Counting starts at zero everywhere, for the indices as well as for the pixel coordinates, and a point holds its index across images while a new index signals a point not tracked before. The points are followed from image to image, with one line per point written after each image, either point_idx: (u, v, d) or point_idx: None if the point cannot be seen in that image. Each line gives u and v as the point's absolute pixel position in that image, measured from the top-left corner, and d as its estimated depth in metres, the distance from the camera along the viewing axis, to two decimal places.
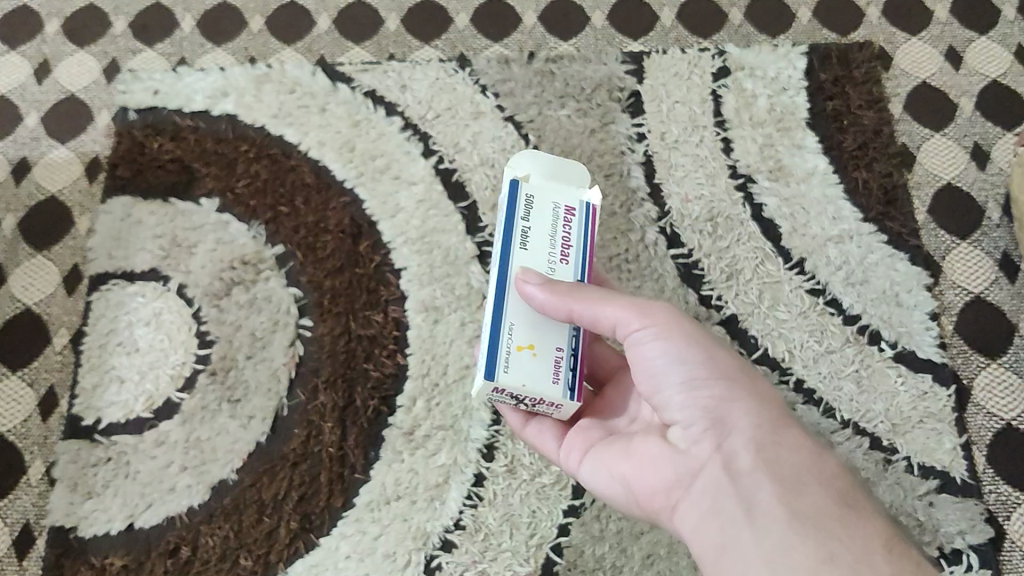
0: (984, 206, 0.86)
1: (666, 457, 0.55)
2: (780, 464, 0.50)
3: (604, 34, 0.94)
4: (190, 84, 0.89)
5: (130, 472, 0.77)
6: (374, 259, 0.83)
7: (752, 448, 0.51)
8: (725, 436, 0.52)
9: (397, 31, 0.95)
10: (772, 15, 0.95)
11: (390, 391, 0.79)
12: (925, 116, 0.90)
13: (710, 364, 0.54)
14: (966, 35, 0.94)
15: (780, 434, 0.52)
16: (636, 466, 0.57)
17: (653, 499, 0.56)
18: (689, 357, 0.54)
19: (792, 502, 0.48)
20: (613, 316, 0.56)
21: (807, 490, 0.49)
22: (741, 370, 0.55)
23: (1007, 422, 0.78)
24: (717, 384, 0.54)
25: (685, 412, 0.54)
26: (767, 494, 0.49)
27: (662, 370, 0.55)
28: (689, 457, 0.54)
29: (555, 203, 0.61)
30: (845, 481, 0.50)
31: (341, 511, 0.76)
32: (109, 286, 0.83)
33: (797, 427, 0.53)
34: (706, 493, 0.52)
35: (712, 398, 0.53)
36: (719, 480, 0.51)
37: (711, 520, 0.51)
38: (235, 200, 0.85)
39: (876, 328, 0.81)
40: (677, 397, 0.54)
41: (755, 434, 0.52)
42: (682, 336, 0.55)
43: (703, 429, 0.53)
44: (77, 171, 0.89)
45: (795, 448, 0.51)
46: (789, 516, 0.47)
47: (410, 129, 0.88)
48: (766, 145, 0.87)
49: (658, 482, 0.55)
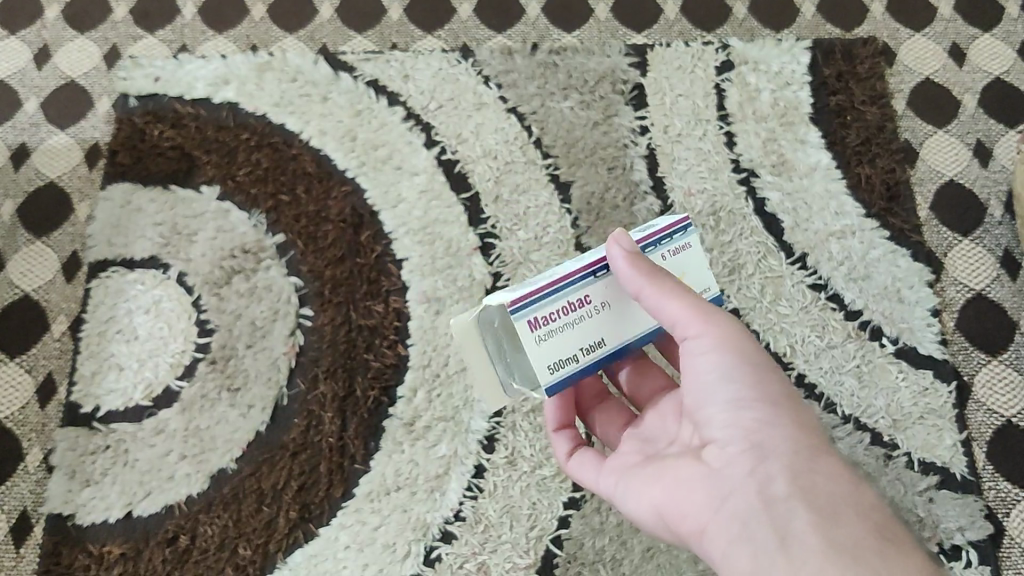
0: (985, 203, 0.86)
1: (698, 477, 0.54)
2: (818, 494, 0.49)
3: (608, 27, 0.94)
4: (191, 72, 0.89)
5: (129, 460, 0.77)
6: (375, 249, 0.82)
7: (792, 475, 0.50)
8: (764, 460, 0.51)
9: (401, 21, 0.94)
10: (776, 9, 0.95)
11: (390, 381, 0.79)
12: (928, 113, 0.90)
13: (757, 386, 0.53)
14: (969, 32, 0.93)
15: (818, 462, 0.51)
16: (665, 488, 0.55)
17: (680, 521, 0.54)
18: (738, 377, 0.53)
19: (829, 533, 0.47)
20: (672, 313, 0.54)
21: (844, 522, 0.47)
22: (788, 396, 0.54)
23: (1008, 419, 0.78)
24: (761, 407, 0.53)
25: (726, 430, 0.53)
26: (803, 524, 0.48)
27: (711, 385, 0.54)
28: (723, 477, 0.52)
29: (534, 337, 0.55)
30: (883, 515, 0.49)
31: (341, 501, 0.76)
32: (109, 273, 0.82)
33: (835, 456, 0.52)
34: (737, 516, 0.50)
35: (758, 420, 0.52)
36: (754, 505, 0.50)
37: (741, 544, 0.49)
38: (236, 188, 0.85)
39: (877, 324, 0.80)
40: (721, 414, 0.53)
41: (793, 461, 0.51)
42: (738, 351, 0.54)
43: (742, 449, 0.52)
44: (77, 158, 0.89)
45: (833, 479, 0.50)
46: (826, 547, 0.46)
47: (412, 119, 0.87)
48: (769, 139, 0.87)
49: (687, 503, 0.54)
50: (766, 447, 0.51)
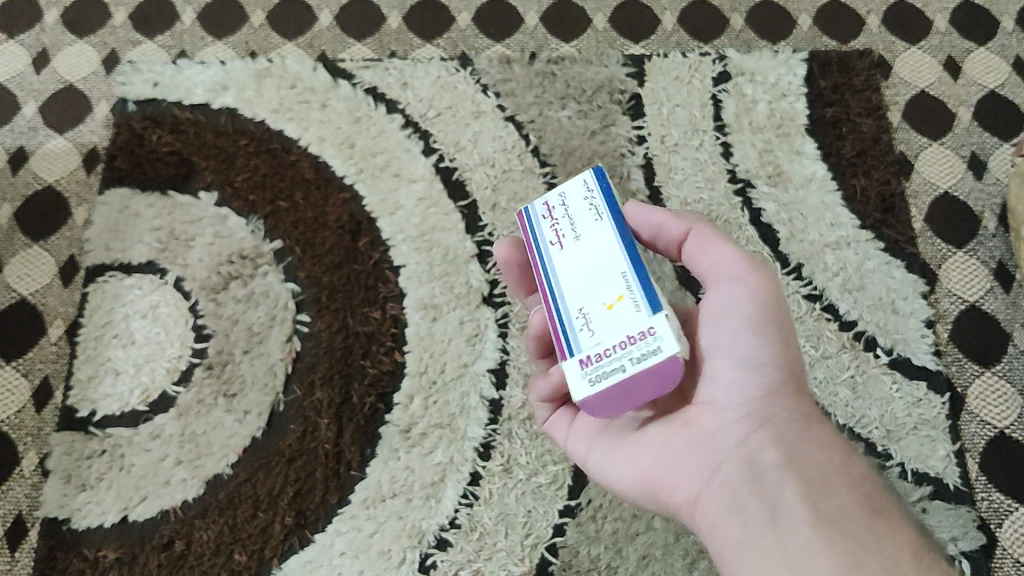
0: (980, 215, 0.87)
1: (691, 444, 0.54)
2: (810, 466, 0.50)
3: (606, 37, 0.95)
4: (190, 77, 0.89)
5: (125, 464, 0.77)
6: (373, 255, 0.83)
7: (784, 447, 0.51)
8: (760, 429, 0.52)
9: (400, 29, 0.95)
10: (773, 21, 0.95)
11: (387, 388, 0.79)
12: (923, 125, 0.90)
13: (771, 349, 0.53)
14: (964, 45, 0.94)
15: (810, 435, 0.52)
16: (655, 455, 0.56)
17: (672, 487, 0.55)
18: (758, 338, 0.53)
19: (818, 504, 0.48)
20: (715, 259, 0.55)
21: (834, 493, 0.49)
22: (795, 359, 0.54)
23: (1001, 430, 0.79)
24: (769, 372, 0.53)
25: (729, 395, 0.53)
26: (793, 494, 0.49)
27: (722, 343, 0.53)
28: (720, 443, 0.53)
29: None
30: (870, 483, 0.50)
31: (336, 508, 0.76)
32: (107, 278, 0.83)
33: (827, 427, 0.53)
34: (731, 485, 0.52)
35: (762, 386, 0.53)
36: (746, 476, 0.51)
37: (731, 516, 0.51)
38: (234, 194, 0.85)
39: (872, 334, 0.81)
40: (727, 375, 0.53)
41: (787, 432, 0.52)
42: (759, 308, 0.53)
43: (742, 417, 0.53)
44: (75, 162, 0.89)
45: (825, 450, 0.51)
46: (815, 518, 0.47)
47: (410, 126, 0.88)
48: (765, 150, 0.87)
49: (681, 471, 0.54)
50: (765, 416, 0.52)
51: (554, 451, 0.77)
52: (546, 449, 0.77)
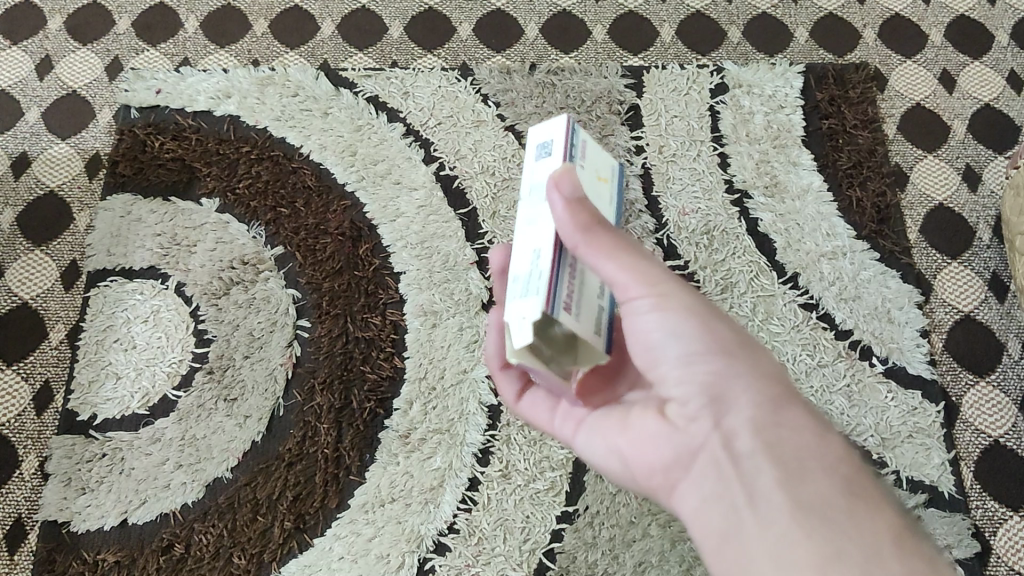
0: (975, 227, 0.88)
1: (664, 437, 0.50)
2: (787, 447, 0.46)
3: (605, 48, 0.96)
4: (193, 85, 0.90)
5: (125, 468, 0.78)
6: (373, 262, 0.83)
7: (756, 432, 0.46)
8: (724, 416, 0.47)
9: (402, 39, 0.96)
10: (771, 34, 0.97)
11: (387, 393, 0.79)
12: (918, 138, 0.92)
13: (710, 337, 0.48)
14: (959, 59, 0.95)
15: (783, 416, 0.47)
16: (632, 442, 0.52)
17: (650, 477, 0.51)
18: (687, 331, 0.48)
19: (798, 490, 0.44)
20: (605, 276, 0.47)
21: (813, 479, 0.44)
22: (741, 334, 0.49)
23: (995, 439, 0.79)
24: (718, 358, 0.48)
25: (684, 388, 0.49)
26: (771, 481, 0.45)
27: (659, 343, 0.49)
28: (687, 435, 0.49)
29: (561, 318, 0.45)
30: (852, 462, 0.46)
31: (335, 513, 0.76)
32: (108, 283, 0.83)
33: (801, 401, 0.48)
34: (708, 477, 0.48)
35: (714, 374, 0.48)
36: (721, 466, 0.47)
37: (710, 506, 0.47)
38: (235, 200, 0.86)
39: (867, 343, 0.82)
40: (673, 371, 0.49)
41: (758, 416, 0.47)
42: (679, 305, 0.48)
43: (703, 407, 0.48)
44: (77, 168, 0.89)
45: (801, 429, 0.46)
46: (795, 506, 0.44)
47: (411, 135, 0.88)
48: (763, 161, 0.88)
49: (657, 462, 0.51)
50: (728, 403, 0.47)
51: (552, 457, 0.77)
52: (544, 455, 0.77)
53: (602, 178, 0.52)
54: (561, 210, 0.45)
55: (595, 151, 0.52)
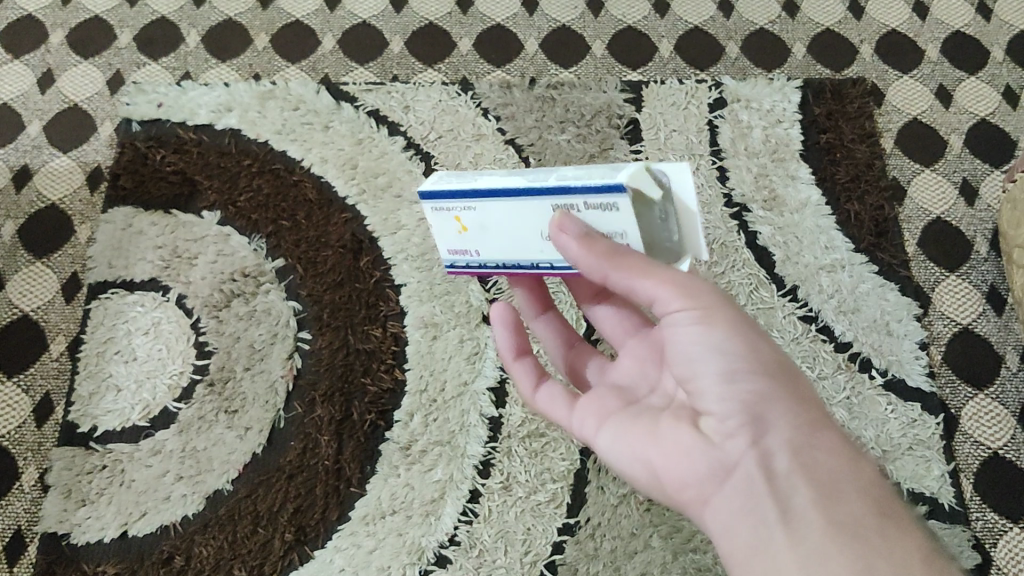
0: (972, 240, 0.88)
1: (693, 447, 0.47)
2: (823, 471, 0.44)
3: (604, 63, 0.96)
4: (195, 98, 0.91)
5: (126, 480, 0.77)
6: (373, 275, 0.83)
7: (791, 452, 0.45)
8: (762, 434, 0.45)
9: (402, 54, 0.96)
10: (768, 50, 0.97)
11: (387, 405, 0.79)
12: (915, 152, 0.92)
13: (754, 356, 0.46)
14: (956, 75, 0.96)
15: (818, 439, 0.45)
16: (657, 452, 0.49)
17: (672, 482, 0.48)
18: (732, 348, 0.46)
19: (834, 512, 0.43)
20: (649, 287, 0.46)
21: (847, 500, 0.43)
22: (779, 355, 0.47)
23: (994, 451, 0.80)
24: (759, 379, 0.46)
25: (722, 404, 0.46)
26: (807, 500, 0.43)
27: (699, 355, 0.47)
28: (719, 449, 0.46)
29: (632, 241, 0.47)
30: (884, 488, 0.44)
31: (336, 525, 0.76)
32: (109, 294, 0.83)
33: (834, 427, 0.47)
34: (739, 491, 0.45)
35: (762, 396, 0.46)
36: (752, 482, 0.45)
37: (739, 521, 0.45)
38: (236, 213, 0.86)
39: (867, 356, 0.82)
40: (711, 386, 0.46)
41: (794, 438, 0.45)
42: (722, 320, 0.46)
43: (742, 424, 0.45)
44: (78, 181, 0.89)
45: (833, 453, 0.45)
46: (830, 526, 0.42)
47: (412, 149, 0.89)
48: (762, 174, 0.88)
49: (683, 473, 0.47)
50: (767, 422, 0.45)
51: (553, 469, 0.77)
52: (545, 467, 0.77)
53: (471, 227, 0.50)
54: (576, 251, 0.46)
55: (450, 233, 0.52)
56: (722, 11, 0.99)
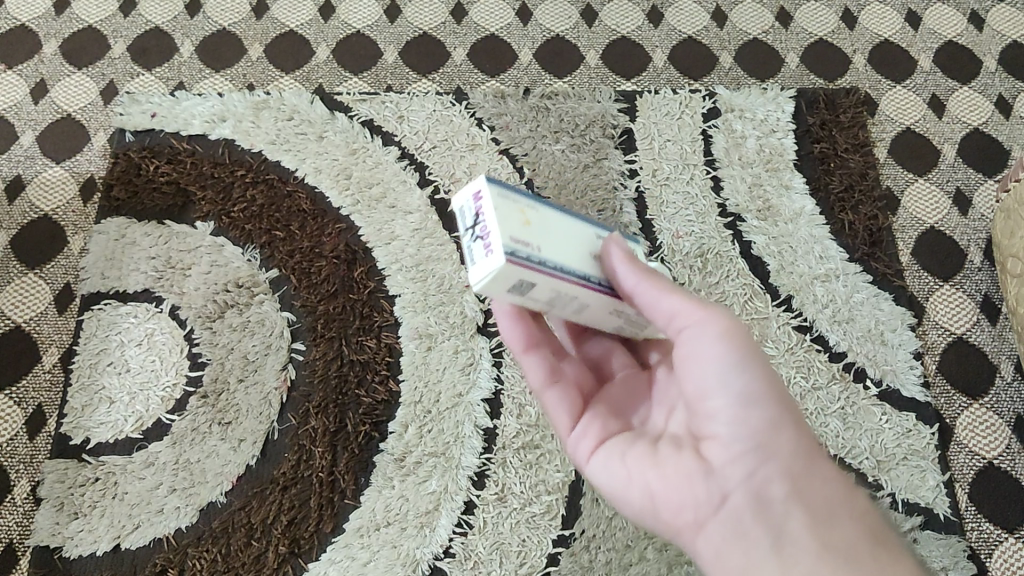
0: (966, 249, 0.88)
1: (694, 472, 0.49)
2: (818, 497, 0.46)
3: (598, 73, 0.96)
4: (188, 108, 0.90)
5: (119, 492, 0.77)
6: (368, 285, 0.83)
7: (790, 478, 0.47)
8: (764, 460, 0.47)
9: (396, 64, 0.96)
10: (762, 59, 0.98)
11: (381, 416, 0.79)
12: (908, 162, 0.92)
13: (768, 386, 0.48)
14: (948, 84, 0.97)
15: (813, 465, 0.48)
16: (660, 475, 0.50)
17: (673, 509, 0.49)
18: (749, 374, 0.48)
19: (826, 535, 0.45)
20: (673, 308, 0.48)
21: (839, 524, 0.45)
22: (782, 388, 0.49)
23: (989, 461, 0.80)
24: (769, 408, 0.48)
25: (733, 430, 0.48)
26: (799, 526, 0.46)
27: (715, 378, 0.48)
28: (720, 474, 0.48)
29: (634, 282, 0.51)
30: (870, 511, 0.47)
31: (330, 537, 0.75)
32: (102, 305, 0.83)
33: (825, 455, 0.49)
34: (739, 516, 0.47)
35: (765, 423, 0.47)
36: (751, 509, 0.47)
37: (739, 546, 0.46)
38: (230, 224, 0.86)
39: (861, 366, 0.82)
40: (725, 413, 0.48)
41: (791, 464, 0.47)
42: (741, 349, 0.48)
43: (748, 451, 0.47)
44: (72, 191, 0.89)
45: (826, 480, 0.47)
46: (822, 550, 0.44)
47: (406, 159, 0.89)
48: (756, 184, 0.89)
49: (686, 498, 0.49)
50: (770, 449, 0.47)
51: (548, 481, 0.77)
52: (540, 479, 0.77)
53: (535, 224, 0.43)
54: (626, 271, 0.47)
55: (513, 224, 0.42)
56: (715, 21, 1.00)
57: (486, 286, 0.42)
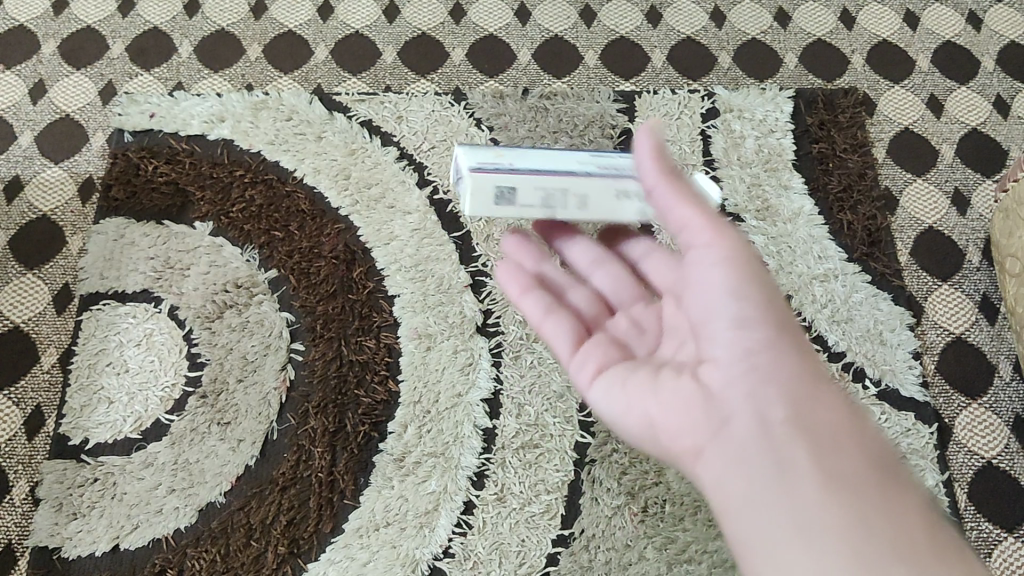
0: (964, 249, 0.88)
1: (696, 394, 0.47)
2: (823, 424, 0.45)
3: (597, 73, 0.96)
4: (187, 109, 0.90)
5: (118, 493, 0.77)
6: (367, 285, 0.83)
7: (792, 400, 0.45)
8: (765, 375, 0.45)
9: (395, 64, 0.96)
10: (760, 60, 0.98)
11: (381, 417, 0.79)
12: (907, 162, 0.92)
13: (770, 306, 0.46)
14: (946, 84, 0.97)
15: (819, 394, 0.46)
16: (663, 400, 0.49)
17: (672, 437, 0.48)
18: (751, 289, 0.46)
19: (829, 466, 0.43)
20: (684, 216, 0.47)
21: (842, 453, 0.44)
22: (787, 310, 0.48)
23: (988, 460, 0.80)
24: (769, 328, 0.46)
25: (730, 348, 0.46)
26: (804, 457, 0.43)
27: (715, 296, 0.47)
28: (719, 394, 0.46)
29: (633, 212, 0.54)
30: (884, 449, 0.45)
31: (330, 537, 0.75)
32: (101, 306, 0.83)
33: (834, 386, 0.47)
34: (737, 443, 0.45)
35: (766, 341, 0.46)
36: (754, 433, 0.45)
37: (735, 471, 0.45)
38: (229, 224, 0.86)
39: (860, 366, 0.82)
40: (723, 327, 0.46)
41: (794, 382, 0.45)
42: (742, 268, 0.47)
43: (746, 365, 0.46)
44: (70, 192, 0.89)
45: (834, 409, 0.45)
46: (824, 482, 0.42)
47: (405, 159, 0.89)
48: (754, 185, 0.89)
49: (686, 421, 0.47)
50: (774, 368, 0.46)
51: (547, 480, 0.77)
52: (540, 479, 0.77)
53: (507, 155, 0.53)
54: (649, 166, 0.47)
55: (481, 155, 0.53)
56: (714, 21, 1.00)
57: (472, 203, 0.52)
